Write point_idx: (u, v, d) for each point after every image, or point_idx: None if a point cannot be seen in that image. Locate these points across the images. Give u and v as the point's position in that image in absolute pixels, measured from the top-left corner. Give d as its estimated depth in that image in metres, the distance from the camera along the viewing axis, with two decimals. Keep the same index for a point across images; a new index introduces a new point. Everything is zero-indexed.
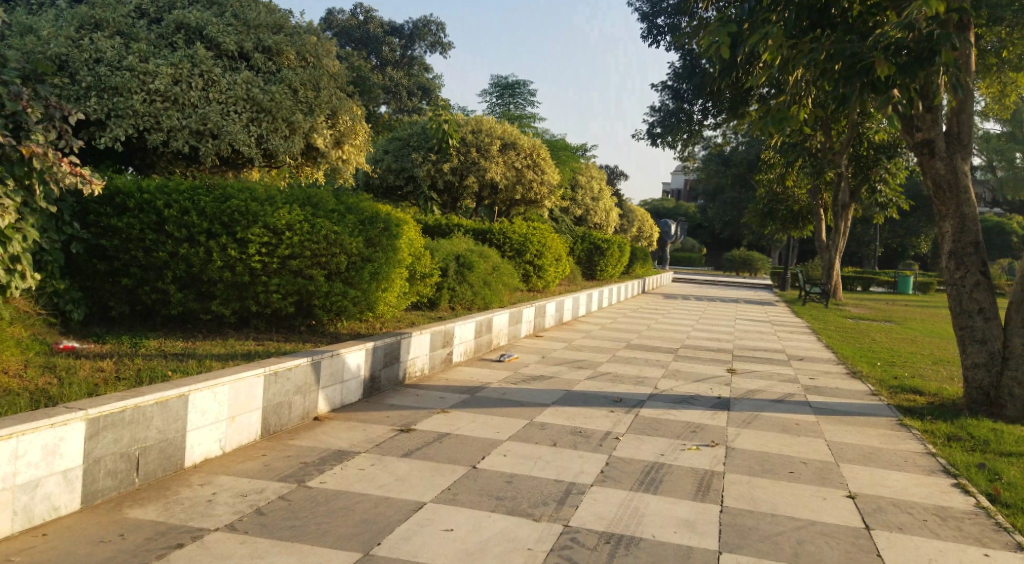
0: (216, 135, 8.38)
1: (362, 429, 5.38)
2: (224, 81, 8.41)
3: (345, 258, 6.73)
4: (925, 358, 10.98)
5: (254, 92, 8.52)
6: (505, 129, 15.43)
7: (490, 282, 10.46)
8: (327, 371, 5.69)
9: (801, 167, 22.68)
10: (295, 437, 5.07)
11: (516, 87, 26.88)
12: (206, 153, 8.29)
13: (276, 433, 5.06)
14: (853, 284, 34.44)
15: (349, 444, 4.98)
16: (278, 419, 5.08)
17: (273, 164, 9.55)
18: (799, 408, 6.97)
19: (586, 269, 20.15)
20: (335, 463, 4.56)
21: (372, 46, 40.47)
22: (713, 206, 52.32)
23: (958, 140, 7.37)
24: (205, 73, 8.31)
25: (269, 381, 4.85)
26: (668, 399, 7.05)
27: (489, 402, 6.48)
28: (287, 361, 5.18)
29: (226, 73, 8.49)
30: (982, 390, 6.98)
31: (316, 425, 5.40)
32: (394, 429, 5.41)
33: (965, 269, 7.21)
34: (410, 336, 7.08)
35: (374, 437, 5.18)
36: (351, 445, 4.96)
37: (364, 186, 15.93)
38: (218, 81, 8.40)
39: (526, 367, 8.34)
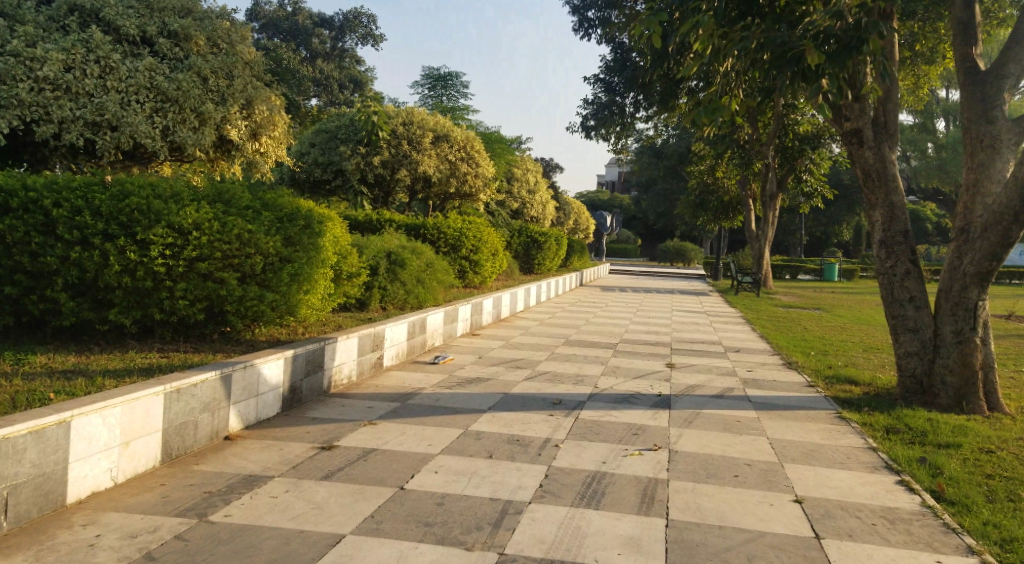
0: (115, 126, 8.15)
1: (279, 448, 4.96)
2: (124, 68, 8.19)
3: (261, 259, 6.22)
4: (857, 346, 11.14)
5: (158, 80, 8.41)
6: (437, 121, 15.00)
7: (423, 281, 10.04)
8: (239, 384, 5.23)
9: (730, 159, 23.03)
10: (202, 461, 4.63)
11: (449, 78, 26.41)
12: (105, 146, 8.04)
13: (179, 458, 4.62)
14: (782, 272, 35.33)
15: (262, 468, 4.56)
16: (181, 441, 4.64)
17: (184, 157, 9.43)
18: (740, 403, 6.85)
19: (523, 263, 19.87)
20: (245, 492, 4.14)
21: (301, 38, 39.24)
22: (647, 198, 52.95)
23: (884, 130, 7.34)
24: (103, 59, 8.06)
25: (170, 400, 4.46)
26: (609, 399, 6.82)
27: (421, 410, 6.11)
28: (192, 377, 4.74)
29: (127, 60, 8.26)
30: (916, 378, 7.03)
31: (227, 446, 4.95)
32: (315, 447, 5.00)
33: (895, 258, 7.21)
34: (335, 341, 6.64)
35: (291, 458, 4.77)
36: (265, 469, 4.54)
37: (289, 181, 15.26)
38: (117, 68, 8.17)
39: (461, 369, 7.99)
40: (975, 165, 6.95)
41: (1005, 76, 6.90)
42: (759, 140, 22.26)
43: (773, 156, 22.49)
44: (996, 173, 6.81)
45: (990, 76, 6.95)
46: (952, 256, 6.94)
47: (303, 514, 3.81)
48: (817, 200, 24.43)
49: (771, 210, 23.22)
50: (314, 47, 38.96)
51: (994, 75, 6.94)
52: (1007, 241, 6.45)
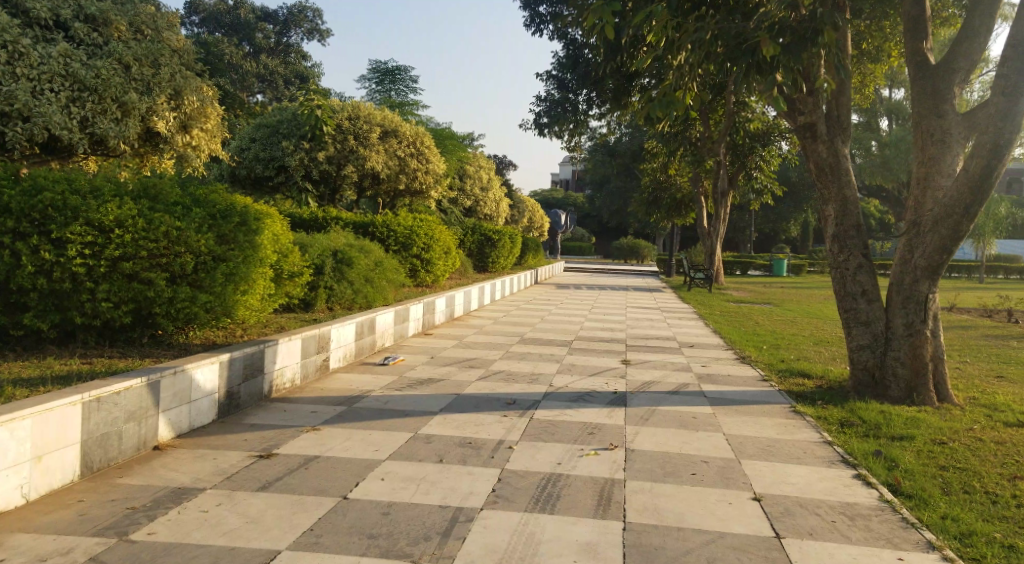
0: (27, 117, 8.06)
1: (213, 457, 4.67)
2: (36, 54, 8.15)
3: (191, 258, 5.92)
4: (808, 339, 11.23)
5: (73, 67, 8.43)
6: (385, 116, 14.77)
7: (372, 280, 9.74)
8: (169, 391, 4.92)
9: (682, 156, 23.17)
10: (127, 474, 4.32)
11: (397, 73, 25.96)
12: (15, 136, 7.93)
13: (101, 471, 4.33)
14: (733, 269, 35.83)
15: (194, 479, 4.27)
16: (105, 453, 4.35)
17: (109, 152, 9.43)
18: (695, 399, 6.78)
19: (477, 261, 19.65)
20: (174, 506, 3.86)
21: (244, 32, 38.26)
22: (600, 196, 53.19)
23: (839, 125, 7.40)
24: (12, 44, 8.00)
25: (90, 410, 4.16)
26: (564, 397, 6.67)
27: (369, 414, 5.86)
28: (115, 383, 4.43)
29: (38, 46, 8.22)
30: (867, 371, 7.05)
31: (156, 457, 4.64)
32: (253, 456, 4.72)
33: (848, 253, 7.25)
34: (276, 344, 6.33)
35: (227, 467, 4.48)
36: (197, 480, 4.26)
37: (230, 180, 14.70)
38: (28, 54, 8.12)
39: (412, 370, 7.75)
40: (926, 159, 7.06)
41: (956, 69, 6.99)
42: (709, 137, 22.49)
43: (723, 153, 22.72)
44: (948, 167, 6.96)
45: (941, 69, 7.04)
46: (901, 248, 7.06)
47: (236, 530, 3.55)
48: (766, 196, 24.79)
49: (722, 206, 23.46)
50: (257, 41, 38.02)
51: (944, 69, 7.03)
52: (957, 233, 6.60)
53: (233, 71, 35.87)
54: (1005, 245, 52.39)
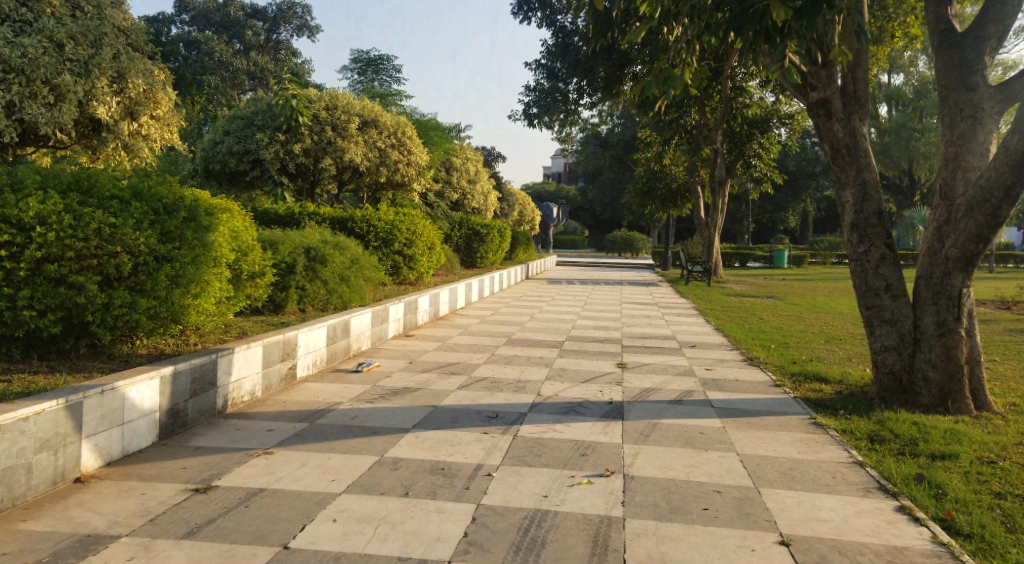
0: None
1: (139, 493, 3.89)
2: None
3: (129, 260, 5.16)
4: (817, 336, 10.54)
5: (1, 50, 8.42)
6: (364, 105, 13.97)
7: (347, 279, 8.96)
8: (95, 413, 4.14)
9: (676, 144, 22.46)
10: (32, 518, 3.54)
11: (380, 62, 25.15)
12: None
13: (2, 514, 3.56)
14: (732, 261, 35.20)
15: (110, 523, 3.49)
16: (9, 491, 3.59)
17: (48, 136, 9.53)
18: (701, 410, 6.08)
19: (465, 257, 18.86)
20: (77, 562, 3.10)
21: (233, 30, 37.18)
22: (594, 188, 52.41)
23: (854, 100, 6.66)
24: None
25: None
26: (552, 409, 5.94)
27: (329, 435, 5.12)
28: (24, 407, 3.65)
29: None
30: (894, 375, 6.40)
31: (73, 494, 3.85)
32: (186, 489, 3.96)
33: (870, 243, 6.52)
34: (231, 353, 5.53)
35: (153, 507, 3.71)
36: (113, 525, 3.48)
37: (204, 174, 13.85)
38: None
39: (385, 378, 7.01)
40: (955, 137, 6.37)
41: (984, 38, 6.26)
42: (704, 125, 21.79)
43: (720, 141, 21.99)
44: (979, 145, 6.25)
45: (969, 38, 6.31)
46: (931, 238, 6.36)
47: None
48: (766, 185, 24.04)
49: (720, 196, 22.76)
50: (248, 39, 36.98)
51: (972, 38, 6.30)
52: (994, 220, 5.90)
53: (223, 69, 35.00)
54: (1008, 233, 51.84)
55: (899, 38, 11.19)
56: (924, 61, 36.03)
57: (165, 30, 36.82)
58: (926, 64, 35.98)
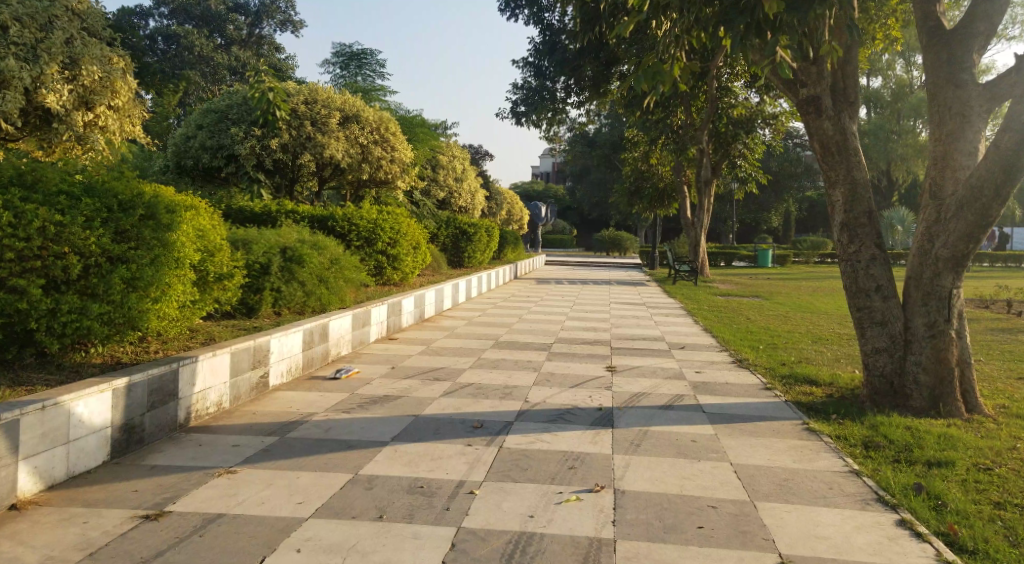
0: None
1: (79, 523, 3.67)
2: None
3: (79, 261, 5.01)
4: (805, 337, 10.41)
5: None
6: (346, 99, 13.73)
7: (326, 279, 8.78)
8: (38, 431, 3.96)
9: (663, 144, 22.33)
10: None
11: (363, 56, 24.84)
12: None
13: None
14: (717, 261, 35.19)
15: (43, 558, 3.26)
16: None
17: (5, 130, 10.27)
18: (693, 416, 5.92)
19: (451, 256, 18.61)
20: None
21: (215, 23, 36.64)
22: (581, 186, 52.31)
23: (843, 98, 6.54)
24: None
25: None
26: (539, 417, 5.75)
27: (306, 449, 4.90)
28: None
29: None
30: (885, 378, 6.22)
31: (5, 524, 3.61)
32: (135, 517, 3.77)
33: (859, 243, 6.37)
34: (195, 361, 5.42)
35: (92, 539, 3.49)
36: (47, 560, 3.25)
37: (177, 170, 13.60)
38: None
39: (367, 385, 6.79)
40: (943, 135, 6.23)
41: (973, 35, 6.12)
42: (691, 125, 21.69)
43: (706, 141, 21.93)
44: (968, 144, 6.10)
45: (959, 35, 6.17)
46: (918, 238, 6.23)
47: None
48: (751, 185, 23.96)
49: (706, 196, 22.66)
50: (230, 34, 36.46)
51: (961, 35, 6.17)
52: (984, 220, 5.77)
53: (204, 64, 34.50)
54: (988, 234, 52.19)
55: (880, 40, 11.15)
56: (903, 63, 36.23)
57: (144, 23, 36.20)
58: (905, 67, 36.18)
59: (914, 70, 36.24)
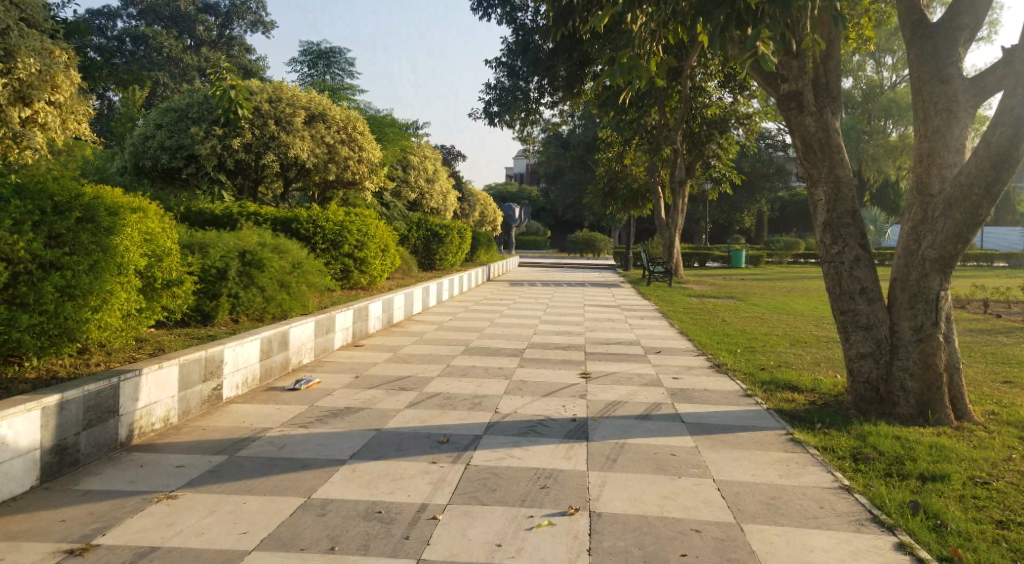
0: None
1: None
2: None
3: (5, 268, 4.58)
4: (783, 340, 10.19)
5: None
6: (311, 98, 13.28)
7: (288, 284, 8.32)
8: None
9: (637, 144, 22.12)
10: None
11: (332, 55, 24.31)
12: None
13: None
14: (692, 261, 35.15)
15: None
16: None
17: None
18: (671, 426, 5.63)
19: (423, 258, 18.21)
20: None
21: (184, 24, 35.81)
22: (556, 188, 52.10)
23: (826, 94, 6.33)
24: None
25: None
26: (510, 430, 5.41)
27: (257, 469, 4.49)
28: None
29: None
30: (871, 385, 6.00)
31: None
32: (58, 551, 3.36)
33: (843, 243, 6.14)
34: (138, 375, 4.96)
35: None
36: None
37: (135, 173, 12.98)
38: None
39: (328, 396, 6.39)
40: (926, 132, 6.02)
41: (960, 27, 5.92)
42: (664, 125, 21.54)
43: (680, 141, 21.81)
44: (955, 141, 5.91)
45: (946, 27, 5.95)
46: (902, 239, 6.03)
47: None
48: (726, 186, 23.86)
49: (680, 196, 22.52)
50: (200, 35, 35.64)
51: (945, 28, 5.96)
52: (973, 219, 5.57)
53: (173, 66, 33.69)
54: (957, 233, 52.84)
55: (854, 39, 11.11)
56: (873, 64, 36.52)
57: (111, 24, 35.24)
58: (875, 68, 36.44)
59: (884, 71, 36.53)
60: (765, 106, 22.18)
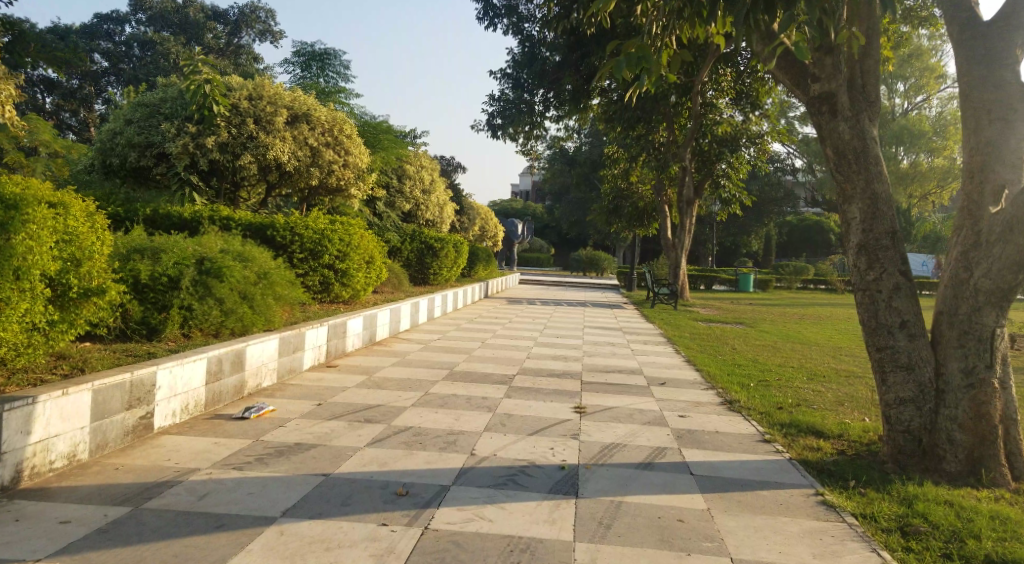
0: None
1: None
2: None
3: None
4: (798, 373, 9.27)
5: None
6: (294, 97, 12.51)
7: (250, 296, 7.43)
8: None
9: (645, 162, 21.29)
10: None
11: (326, 57, 22.88)
12: None
13: None
14: (696, 283, 34.34)
15: None
16: None
17: None
18: (677, 479, 4.75)
19: (416, 273, 17.37)
20: None
21: (192, 31, 35.14)
22: (561, 206, 51.34)
23: (863, 96, 5.46)
24: None
25: None
26: (486, 480, 4.52)
27: (162, 530, 3.53)
28: None
29: None
30: (912, 435, 5.12)
31: None
32: None
33: (881, 269, 5.26)
34: (32, 404, 4.06)
35: None
36: None
37: (103, 171, 12.32)
38: None
39: (279, 429, 5.51)
40: (980, 144, 5.14)
41: (1016, 28, 5.06)
42: (674, 142, 20.72)
43: (688, 158, 21.07)
44: (1012, 153, 5.02)
45: (1000, 27, 5.08)
46: (951, 267, 5.16)
47: None
48: (734, 208, 23.02)
49: (688, 217, 21.77)
50: (206, 41, 34.76)
51: (1000, 29, 5.09)
52: None
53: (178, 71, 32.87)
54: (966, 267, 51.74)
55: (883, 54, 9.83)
56: (884, 91, 35.64)
57: (119, 29, 34.75)
58: (887, 94, 35.78)
59: (895, 98, 35.61)
60: (776, 127, 21.35)
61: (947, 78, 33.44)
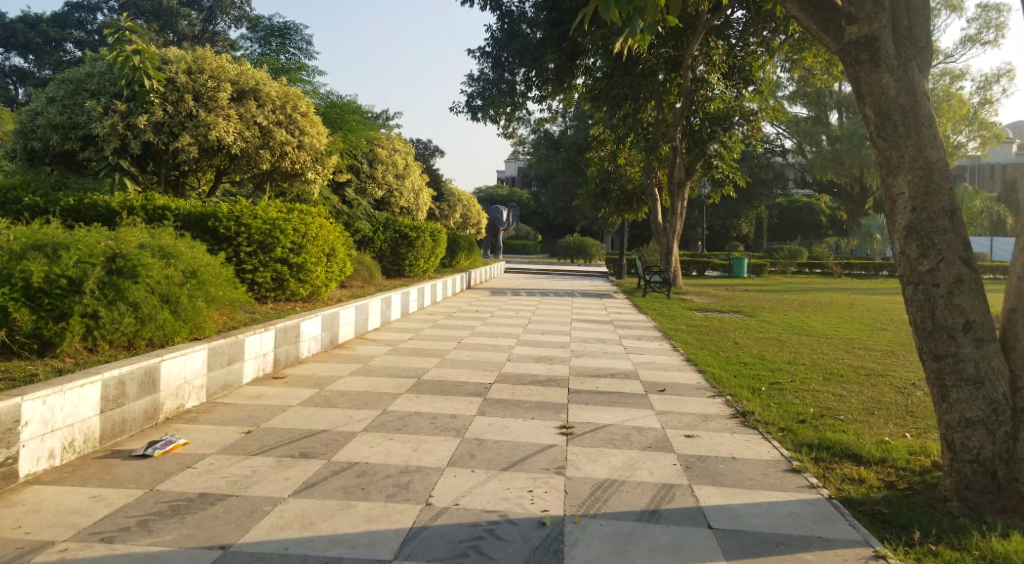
0: None
1: None
2: None
3: None
4: (815, 374, 8.15)
5: None
6: (239, 72, 11.36)
7: (173, 299, 6.21)
8: None
9: (632, 143, 19.97)
10: None
11: (287, 31, 21.44)
12: None
13: None
14: (689, 269, 33.30)
15: None
16: None
17: None
18: (690, 537, 3.64)
19: (388, 264, 16.18)
20: None
21: (165, 19, 32.88)
22: (548, 191, 50.10)
23: (911, 41, 4.32)
24: None
25: None
26: (441, 549, 3.39)
27: None
28: None
29: None
30: (985, 467, 4.02)
31: None
32: None
33: (937, 257, 4.13)
34: None
35: None
36: None
37: (27, 159, 11.01)
38: None
39: (186, 472, 4.32)
40: None
41: None
42: (664, 121, 19.37)
43: (679, 138, 19.86)
44: None
45: None
46: None
47: None
48: (727, 188, 21.87)
49: (680, 200, 20.63)
50: (182, 29, 32.83)
51: None
52: None
53: None
54: None
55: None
56: None
57: (92, 17, 32.42)
58: None
59: None
60: (768, 105, 19.81)
61: (940, 52, 32.17)
